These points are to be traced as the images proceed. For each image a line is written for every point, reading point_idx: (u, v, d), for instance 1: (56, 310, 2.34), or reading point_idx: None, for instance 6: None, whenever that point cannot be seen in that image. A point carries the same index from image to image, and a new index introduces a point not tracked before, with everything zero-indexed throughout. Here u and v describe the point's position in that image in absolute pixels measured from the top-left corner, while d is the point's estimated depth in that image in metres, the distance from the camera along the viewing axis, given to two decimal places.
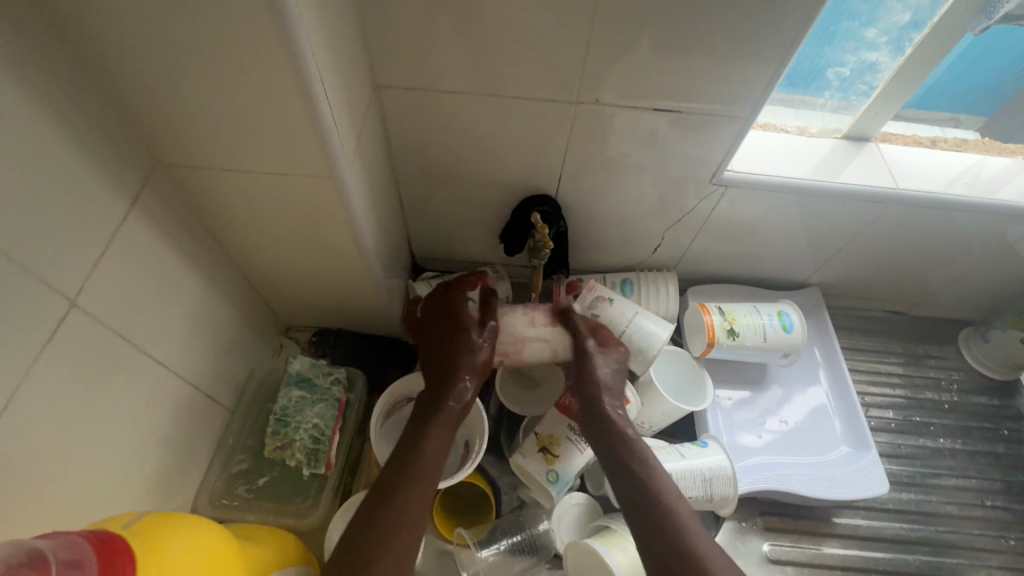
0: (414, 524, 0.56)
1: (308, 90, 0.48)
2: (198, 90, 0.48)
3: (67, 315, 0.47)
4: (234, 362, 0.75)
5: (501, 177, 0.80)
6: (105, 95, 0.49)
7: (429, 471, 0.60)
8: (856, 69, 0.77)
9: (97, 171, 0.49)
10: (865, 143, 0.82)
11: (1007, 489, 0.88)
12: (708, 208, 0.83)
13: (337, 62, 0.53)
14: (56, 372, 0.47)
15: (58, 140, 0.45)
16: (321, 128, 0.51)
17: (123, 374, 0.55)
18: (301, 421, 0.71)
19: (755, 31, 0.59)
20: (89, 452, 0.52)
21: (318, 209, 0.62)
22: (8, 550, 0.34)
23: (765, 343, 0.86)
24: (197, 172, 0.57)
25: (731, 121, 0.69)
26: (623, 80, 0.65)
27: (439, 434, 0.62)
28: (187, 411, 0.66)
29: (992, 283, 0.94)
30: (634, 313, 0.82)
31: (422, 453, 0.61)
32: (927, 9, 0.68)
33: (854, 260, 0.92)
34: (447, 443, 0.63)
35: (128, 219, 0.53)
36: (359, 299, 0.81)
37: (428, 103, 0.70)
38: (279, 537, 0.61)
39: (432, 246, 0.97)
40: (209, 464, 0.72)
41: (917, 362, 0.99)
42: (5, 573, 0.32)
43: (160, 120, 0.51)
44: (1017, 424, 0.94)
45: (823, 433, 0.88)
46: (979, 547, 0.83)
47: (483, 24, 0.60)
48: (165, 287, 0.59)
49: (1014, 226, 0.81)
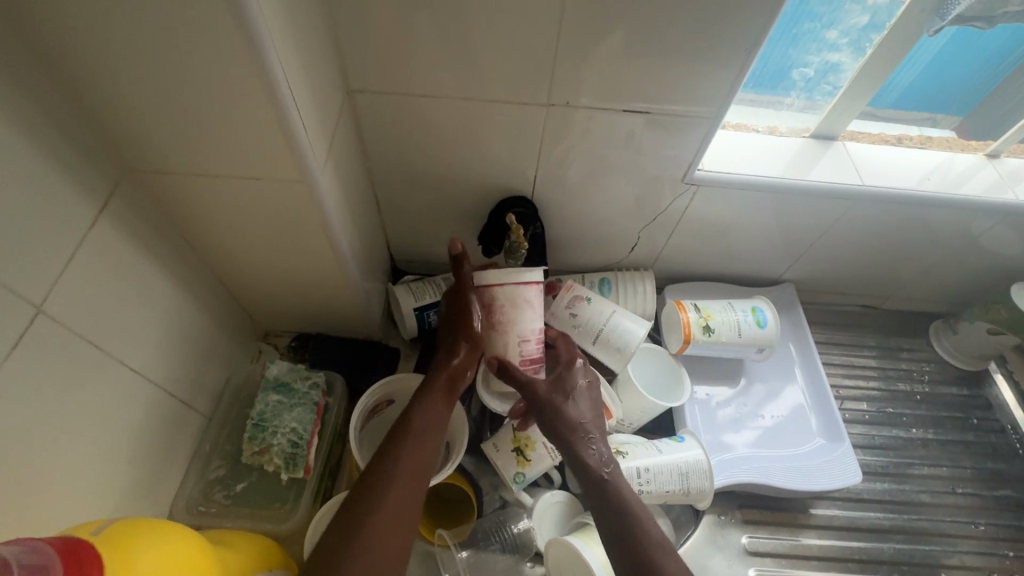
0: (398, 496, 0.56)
1: (277, 94, 0.48)
2: (164, 96, 0.48)
3: (34, 321, 0.47)
4: (210, 368, 0.75)
5: (477, 180, 0.81)
6: (73, 101, 0.49)
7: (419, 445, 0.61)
8: (820, 70, 0.79)
9: (64, 177, 0.49)
10: (831, 141, 0.85)
11: (977, 476, 0.90)
12: (682, 207, 0.85)
13: (306, 66, 0.54)
14: (24, 379, 0.47)
15: (21, 145, 0.44)
16: (291, 132, 0.52)
17: (95, 381, 0.54)
18: (279, 426, 0.70)
19: (719, 33, 0.60)
20: (60, 460, 0.52)
21: (291, 213, 0.62)
22: None
23: (741, 338, 0.87)
24: (168, 178, 0.57)
25: (699, 122, 0.71)
26: (592, 82, 0.66)
27: (431, 408, 0.64)
28: (162, 418, 0.65)
29: (960, 277, 0.97)
30: (610, 312, 0.83)
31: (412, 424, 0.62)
32: (885, 11, 0.71)
33: (826, 256, 0.94)
34: (437, 416, 0.64)
35: (97, 225, 0.53)
36: (337, 303, 0.81)
37: (402, 107, 0.70)
38: (257, 542, 0.61)
39: (411, 249, 0.97)
40: (186, 472, 0.72)
41: (890, 354, 1.01)
42: None
43: (128, 125, 0.51)
44: (987, 413, 0.96)
45: (799, 426, 0.89)
46: (951, 533, 0.85)
47: (453, 27, 0.61)
48: (137, 292, 0.59)
49: (977, 220, 0.84)
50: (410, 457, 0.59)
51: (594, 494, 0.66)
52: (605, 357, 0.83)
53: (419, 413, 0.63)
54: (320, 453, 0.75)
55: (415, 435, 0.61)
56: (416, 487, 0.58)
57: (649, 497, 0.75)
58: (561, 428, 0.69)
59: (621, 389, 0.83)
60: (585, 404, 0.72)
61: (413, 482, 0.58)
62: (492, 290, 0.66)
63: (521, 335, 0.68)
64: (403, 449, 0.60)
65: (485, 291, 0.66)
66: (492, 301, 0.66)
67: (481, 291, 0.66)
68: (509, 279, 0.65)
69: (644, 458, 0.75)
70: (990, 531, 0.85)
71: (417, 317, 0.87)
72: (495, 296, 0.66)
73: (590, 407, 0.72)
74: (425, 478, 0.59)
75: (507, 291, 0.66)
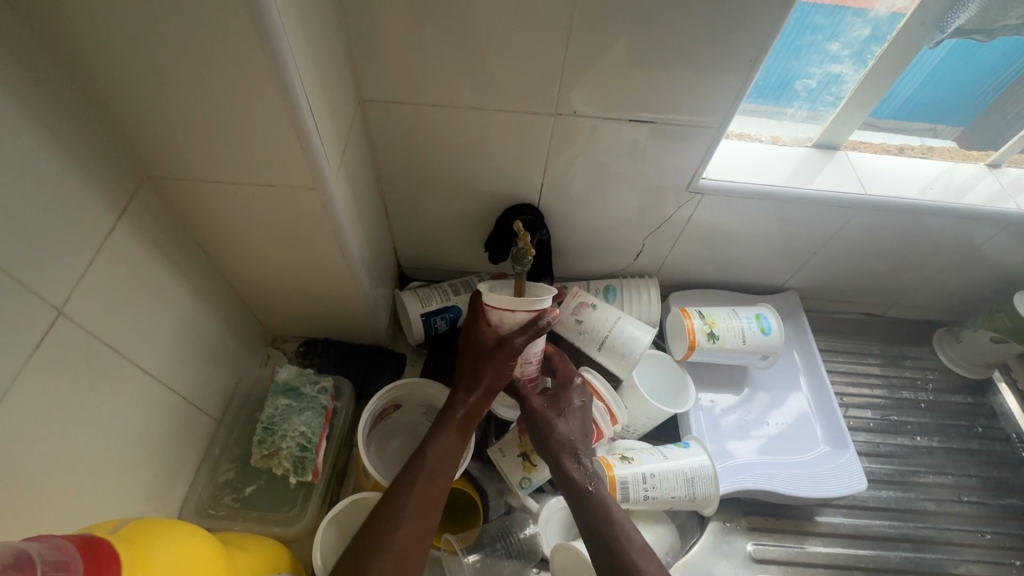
0: (409, 528, 0.58)
1: (294, 103, 0.49)
2: (184, 105, 0.50)
3: (55, 323, 0.48)
4: (221, 371, 0.76)
5: (486, 187, 0.82)
6: (95, 109, 0.50)
7: (432, 474, 0.62)
8: (822, 81, 0.80)
9: (86, 182, 0.50)
10: (833, 151, 0.86)
11: (982, 485, 0.90)
12: (686, 215, 0.85)
13: (321, 77, 0.55)
14: (43, 379, 0.48)
15: (46, 151, 0.46)
16: (306, 139, 0.53)
17: (111, 383, 0.55)
18: (288, 429, 0.70)
19: (724, 42, 0.61)
20: (76, 462, 0.52)
21: (303, 219, 0.63)
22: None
23: (745, 346, 0.88)
24: (185, 184, 0.59)
25: (704, 131, 0.72)
26: (600, 94, 0.68)
27: (443, 439, 0.65)
28: (174, 420, 0.66)
29: (963, 285, 0.97)
30: (615, 319, 0.84)
31: (424, 454, 0.63)
32: (886, 24, 0.72)
33: (829, 265, 0.95)
34: (450, 445, 0.65)
35: (116, 229, 0.54)
36: (345, 309, 0.82)
37: (412, 116, 0.72)
38: (266, 545, 0.61)
39: (418, 256, 0.98)
40: (195, 475, 0.72)
41: (894, 362, 1.02)
42: None
43: (148, 134, 0.53)
44: (991, 422, 0.96)
45: (803, 434, 0.90)
46: (957, 542, 0.85)
47: (464, 38, 0.62)
48: (153, 295, 0.60)
49: (979, 229, 0.85)
50: (421, 490, 0.60)
51: (581, 514, 0.67)
52: (611, 363, 0.84)
53: (432, 445, 0.64)
54: (328, 457, 0.75)
55: (426, 467, 0.62)
56: (428, 516, 0.60)
57: (654, 502, 0.75)
58: (554, 447, 0.70)
59: (625, 395, 0.84)
60: (577, 422, 0.73)
61: (426, 510, 0.60)
62: (503, 313, 0.65)
63: (526, 358, 0.70)
64: (413, 480, 0.61)
65: (495, 314, 0.65)
66: (502, 323, 0.66)
67: (491, 313, 0.66)
68: (521, 306, 0.63)
69: (650, 464, 0.75)
70: (996, 539, 0.85)
71: (425, 323, 0.88)
72: (505, 319, 0.65)
73: (582, 424, 0.73)
74: (433, 510, 0.61)
75: (518, 316, 0.65)
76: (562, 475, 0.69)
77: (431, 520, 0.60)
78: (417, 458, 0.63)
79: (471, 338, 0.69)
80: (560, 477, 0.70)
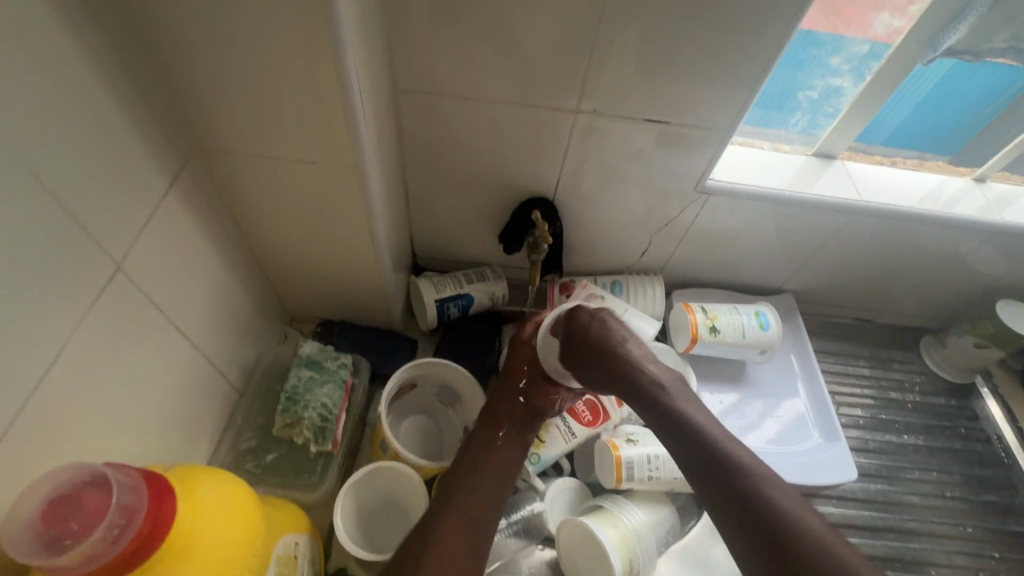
0: (458, 523, 0.63)
1: (346, 87, 0.53)
2: (243, 82, 0.53)
3: (113, 278, 0.51)
4: (245, 344, 0.78)
5: (504, 180, 0.86)
6: (156, 82, 0.54)
7: (476, 477, 0.68)
8: (823, 93, 0.86)
9: (146, 147, 0.54)
10: (832, 160, 0.91)
11: (964, 482, 0.94)
12: (692, 216, 0.90)
13: (367, 65, 0.59)
14: (98, 329, 0.51)
15: (117, 117, 0.49)
16: (353, 123, 0.57)
17: (153, 341, 0.58)
18: (311, 400, 0.73)
19: (740, 52, 0.66)
20: (117, 415, 0.55)
21: (338, 201, 0.67)
22: (81, 469, 0.41)
23: (744, 340, 0.92)
24: (231, 159, 0.62)
25: (714, 134, 0.76)
26: (621, 96, 0.72)
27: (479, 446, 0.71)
28: (203, 385, 0.69)
29: (949, 293, 1.03)
30: (623, 311, 0.89)
31: (464, 463, 0.69)
32: (884, 42, 0.78)
33: (824, 268, 1.00)
34: (489, 451, 0.71)
35: (168, 196, 0.58)
36: (364, 292, 0.85)
37: (440, 107, 0.76)
38: (291, 507, 0.63)
39: (433, 246, 1.02)
40: (218, 442, 0.74)
41: (884, 365, 1.07)
42: (72, 492, 0.39)
43: (204, 108, 0.56)
44: (974, 423, 1.01)
45: (798, 427, 0.94)
46: (940, 534, 0.89)
47: (496, 34, 0.66)
48: (194, 263, 0.64)
49: (964, 239, 0.90)
50: (466, 493, 0.66)
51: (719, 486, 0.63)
52: None
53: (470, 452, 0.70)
54: (346, 431, 0.78)
55: (467, 473, 0.68)
56: (473, 512, 0.65)
57: (659, 484, 0.77)
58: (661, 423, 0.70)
59: None
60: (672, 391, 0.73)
61: (471, 510, 0.65)
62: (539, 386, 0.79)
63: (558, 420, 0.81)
64: (460, 482, 0.67)
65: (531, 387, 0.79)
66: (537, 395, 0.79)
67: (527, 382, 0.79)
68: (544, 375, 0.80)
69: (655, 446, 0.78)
70: (976, 533, 0.90)
71: (439, 309, 0.92)
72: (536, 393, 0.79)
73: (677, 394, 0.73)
74: (482, 510, 0.66)
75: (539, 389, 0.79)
76: (702, 468, 0.65)
77: (478, 517, 0.65)
78: (460, 464, 0.69)
79: (499, 411, 0.75)
80: (695, 474, 0.66)
